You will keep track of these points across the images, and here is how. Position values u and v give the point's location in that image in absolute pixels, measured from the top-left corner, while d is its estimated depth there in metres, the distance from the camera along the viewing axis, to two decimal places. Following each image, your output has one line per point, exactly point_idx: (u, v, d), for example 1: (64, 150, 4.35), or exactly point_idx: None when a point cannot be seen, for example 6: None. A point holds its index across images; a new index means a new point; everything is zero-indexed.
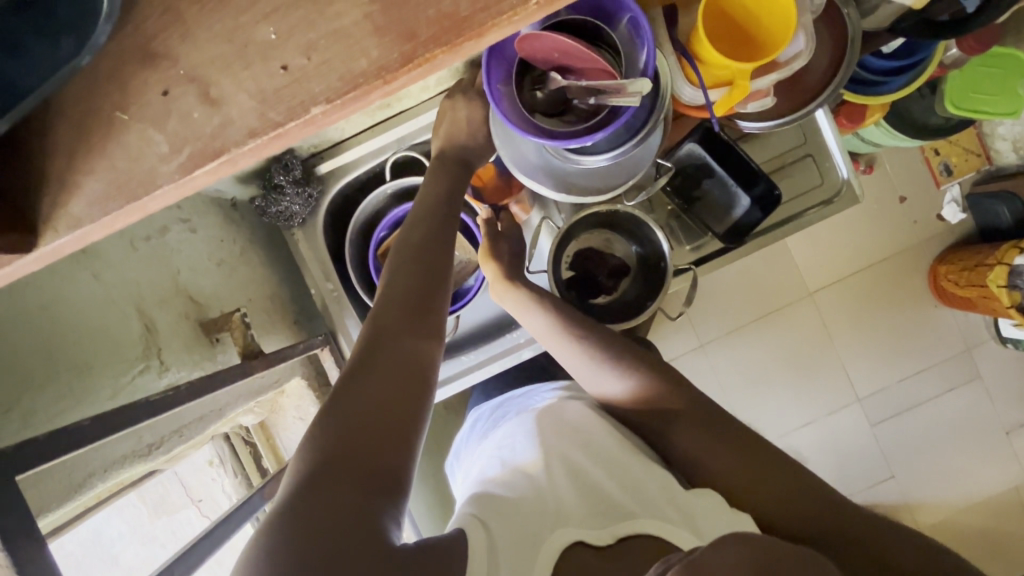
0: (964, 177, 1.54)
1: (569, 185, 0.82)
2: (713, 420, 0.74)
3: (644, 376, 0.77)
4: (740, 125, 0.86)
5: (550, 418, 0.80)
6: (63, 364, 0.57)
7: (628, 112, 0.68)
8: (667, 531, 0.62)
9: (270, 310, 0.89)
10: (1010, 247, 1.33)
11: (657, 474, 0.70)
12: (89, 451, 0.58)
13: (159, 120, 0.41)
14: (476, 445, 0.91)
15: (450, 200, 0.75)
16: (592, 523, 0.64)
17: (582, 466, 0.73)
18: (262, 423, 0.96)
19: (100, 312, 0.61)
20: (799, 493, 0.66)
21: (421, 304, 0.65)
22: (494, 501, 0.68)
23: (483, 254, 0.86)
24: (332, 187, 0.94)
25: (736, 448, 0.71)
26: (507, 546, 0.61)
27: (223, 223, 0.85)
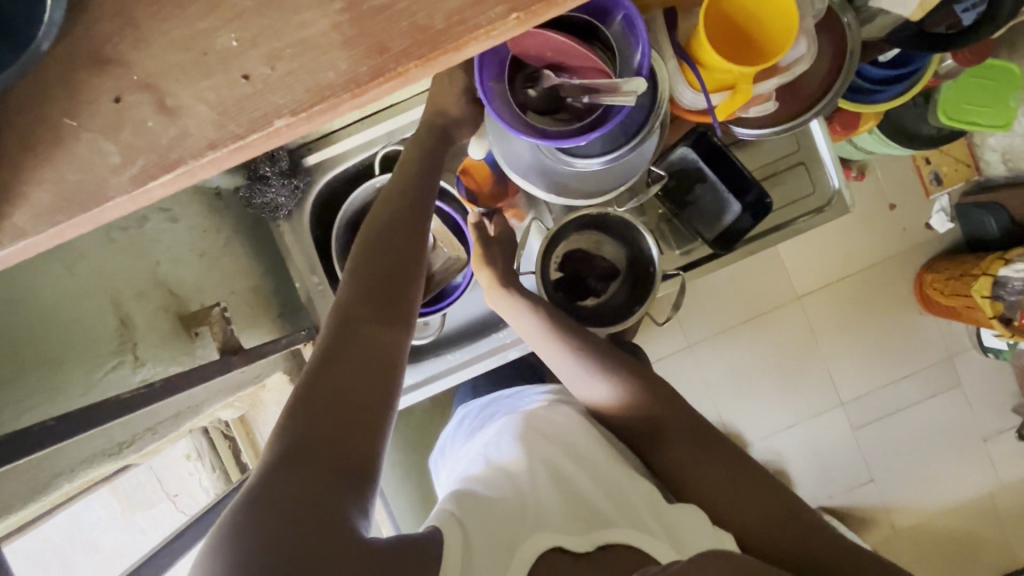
0: (954, 187, 1.57)
1: (561, 186, 0.82)
2: (699, 438, 0.74)
3: (628, 383, 0.77)
4: (735, 131, 0.85)
5: (537, 420, 0.80)
6: (31, 361, 0.55)
7: (623, 110, 0.68)
8: (646, 540, 0.62)
9: (253, 304, 0.88)
10: (996, 259, 1.36)
11: (641, 486, 0.71)
12: (57, 450, 0.57)
13: (111, 131, 0.40)
14: (462, 446, 0.90)
15: (428, 181, 0.71)
16: (572, 529, 0.63)
17: (568, 469, 0.72)
18: (242, 418, 0.92)
19: (78, 307, 0.60)
20: (786, 526, 0.67)
21: (394, 292, 0.63)
22: (472, 497, 0.66)
23: (476, 252, 0.86)
24: (319, 178, 0.93)
25: (719, 464, 0.72)
26: (481, 544, 0.59)
27: (205, 214, 0.83)
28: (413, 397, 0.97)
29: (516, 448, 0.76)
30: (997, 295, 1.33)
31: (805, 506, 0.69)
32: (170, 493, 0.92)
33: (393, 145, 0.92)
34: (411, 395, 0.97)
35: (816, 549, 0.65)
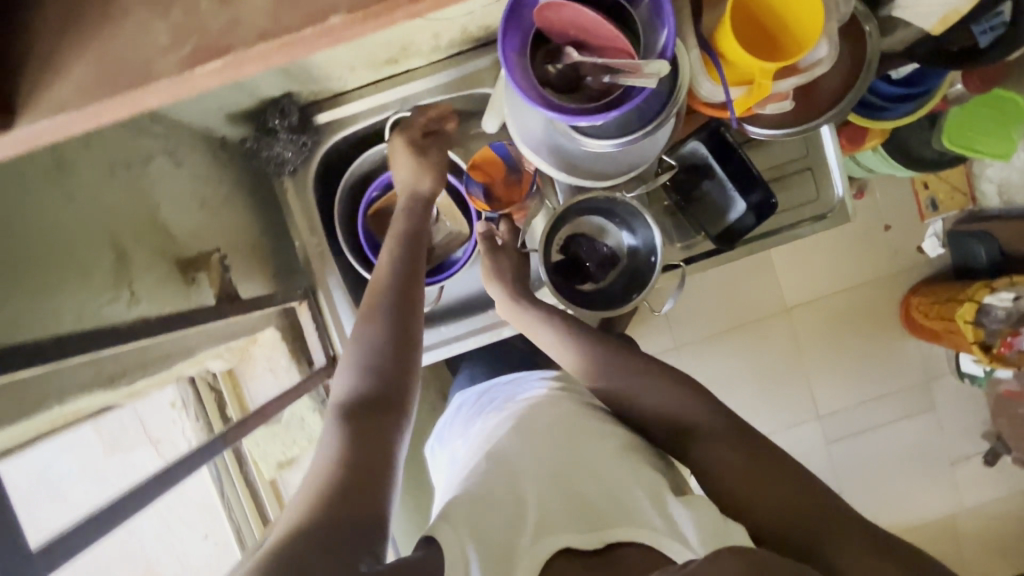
0: (949, 214, 1.60)
1: (571, 165, 0.83)
2: (707, 423, 0.72)
3: (639, 379, 0.77)
4: (747, 130, 0.85)
5: (542, 412, 0.78)
6: (26, 272, 0.51)
7: (641, 95, 0.67)
8: (660, 540, 0.60)
9: (251, 258, 0.87)
10: (981, 286, 1.40)
11: (644, 478, 0.68)
12: (53, 373, 0.56)
13: (163, 8, 0.39)
14: (458, 435, 0.89)
15: (415, 248, 0.76)
16: (580, 526, 0.62)
17: (572, 463, 0.70)
18: (230, 371, 0.91)
19: (82, 235, 0.57)
20: (813, 515, 0.62)
21: (396, 353, 0.66)
22: (473, 493, 0.65)
23: (484, 259, 0.90)
24: (327, 139, 0.91)
25: (735, 451, 0.68)
26: (487, 543, 0.59)
27: (208, 161, 0.82)
28: None
29: (520, 440, 0.73)
30: (981, 321, 1.38)
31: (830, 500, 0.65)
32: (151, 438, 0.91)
33: (406, 111, 0.91)
34: None
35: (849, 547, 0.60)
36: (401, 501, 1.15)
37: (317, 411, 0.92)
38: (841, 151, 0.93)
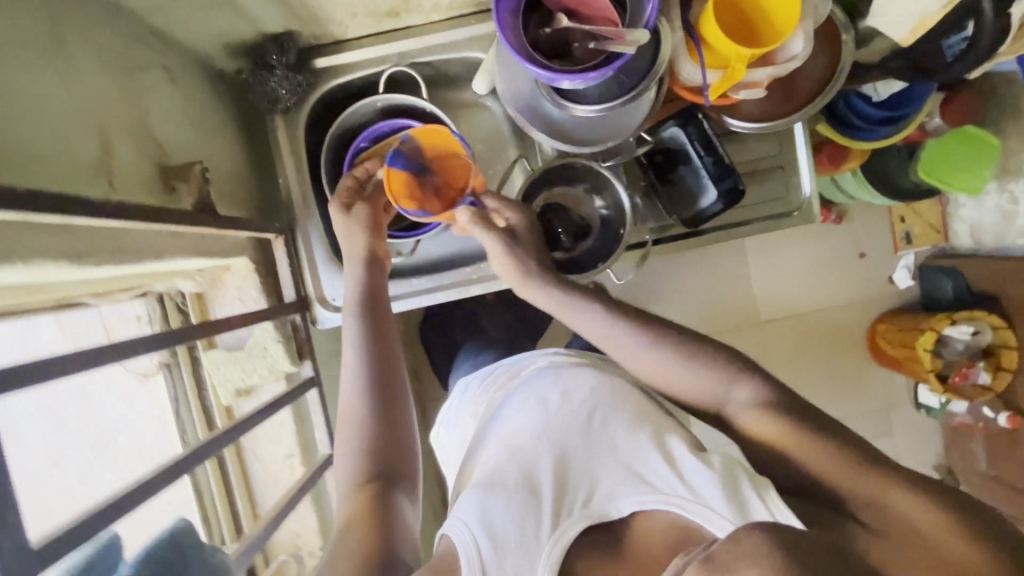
0: (922, 248, 1.68)
1: (556, 130, 0.86)
2: (752, 397, 0.69)
3: (698, 366, 0.72)
4: (727, 124, 0.89)
5: (548, 381, 0.79)
6: (14, 122, 0.51)
7: (617, 63, 0.71)
8: (685, 508, 0.63)
9: (235, 189, 0.88)
10: (944, 318, 1.45)
11: (660, 446, 0.70)
12: (33, 234, 0.54)
13: None
14: (472, 409, 0.90)
15: (383, 320, 0.81)
16: (598, 505, 0.67)
17: (583, 440, 0.72)
18: (201, 295, 0.90)
19: (71, 118, 0.57)
20: (843, 470, 0.60)
21: (389, 431, 0.74)
22: (483, 489, 0.68)
23: (498, 251, 0.81)
24: (323, 83, 0.94)
25: (767, 415, 0.66)
26: (506, 542, 0.63)
27: (202, 86, 0.84)
28: None
29: (527, 422, 0.76)
30: (938, 351, 1.46)
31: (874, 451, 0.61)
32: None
33: (403, 66, 0.94)
34: None
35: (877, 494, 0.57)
36: None
37: (282, 341, 0.88)
38: (811, 152, 0.97)
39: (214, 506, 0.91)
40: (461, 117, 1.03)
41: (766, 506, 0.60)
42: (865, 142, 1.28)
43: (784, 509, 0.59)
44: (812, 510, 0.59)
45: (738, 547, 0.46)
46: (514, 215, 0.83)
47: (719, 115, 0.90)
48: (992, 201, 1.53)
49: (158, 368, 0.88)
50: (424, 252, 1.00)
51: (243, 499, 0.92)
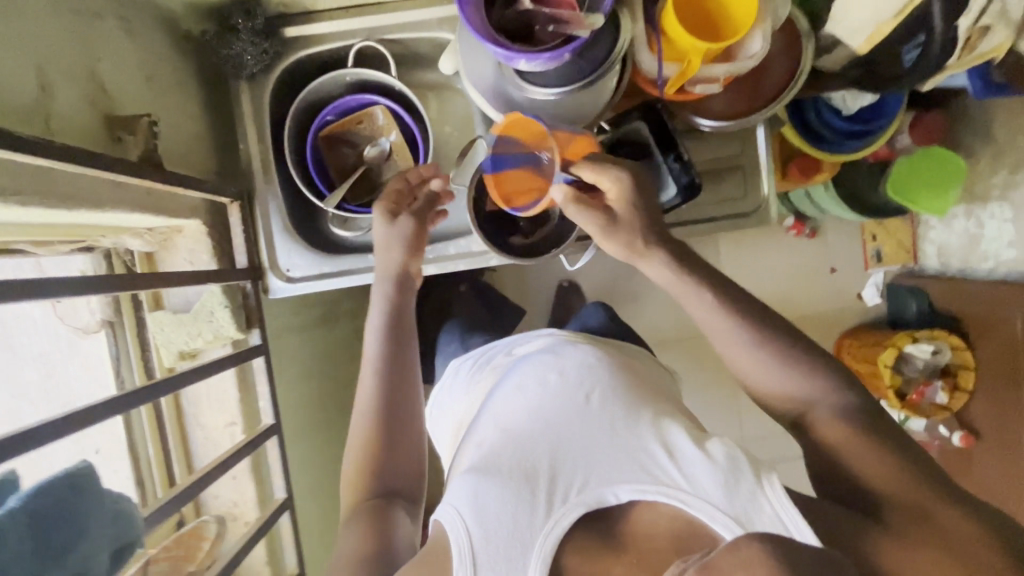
0: (891, 267, 1.80)
1: (518, 114, 0.86)
2: (843, 409, 0.67)
3: (793, 377, 0.69)
4: (699, 122, 0.92)
5: (542, 367, 0.80)
6: None
7: (570, 47, 0.73)
8: (686, 501, 0.62)
9: (192, 150, 0.88)
10: (905, 336, 1.56)
11: (659, 432, 0.69)
12: None
13: None
14: (477, 392, 0.92)
15: (403, 339, 0.86)
16: (595, 490, 0.66)
17: (582, 427, 0.71)
18: (149, 256, 0.89)
19: (8, 54, 0.57)
20: (904, 488, 0.60)
21: (398, 437, 0.81)
22: (479, 474, 0.69)
23: (598, 235, 0.74)
24: (292, 53, 0.94)
25: (845, 427, 0.65)
26: (496, 527, 0.64)
27: (162, 43, 0.83)
28: (327, 286, 0.97)
29: (524, 409, 0.75)
30: (899, 368, 1.56)
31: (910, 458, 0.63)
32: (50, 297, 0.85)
33: (372, 41, 0.95)
34: (326, 284, 0.97)
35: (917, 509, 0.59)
36: (307, 431, 1.19)
37: (230, 308, 0.87)
38: (772, 154, 0.99)
39: (149, 469, 0.90)
40: (429, 98, 1.03)
41: (770, 504, 0.60)
42: (835, 155, 1.30)
43: (787, 507, 0.59)
44: (840, 513, 0.61)
45: (737, 552, 0.44)
46: (615, 184, 0.73)
47: (693, 117, 0.92)
48: (959, 225, 1.61)
49: (99, 325, 0.87)
50: None
51: (181, 465, 0.91)
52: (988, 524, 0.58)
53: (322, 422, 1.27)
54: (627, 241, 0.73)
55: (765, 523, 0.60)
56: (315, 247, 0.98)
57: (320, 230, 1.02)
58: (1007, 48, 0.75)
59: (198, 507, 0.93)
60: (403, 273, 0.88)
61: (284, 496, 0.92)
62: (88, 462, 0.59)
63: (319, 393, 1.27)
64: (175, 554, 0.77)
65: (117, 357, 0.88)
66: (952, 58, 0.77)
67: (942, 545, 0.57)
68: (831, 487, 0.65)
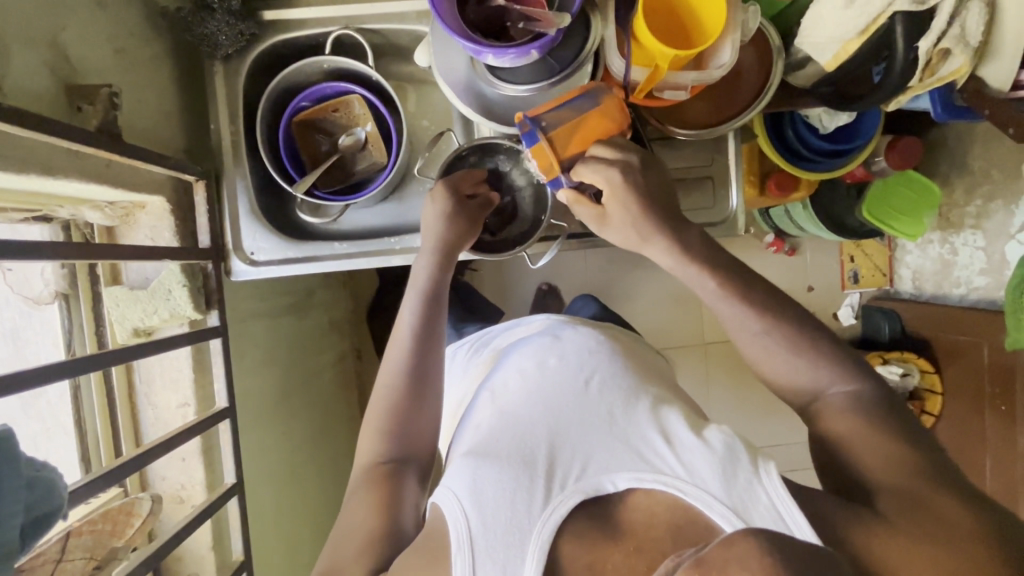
0: (867, 288, 1.83)
1: (489, 110, 0.87)
2: (852, 396, 0.68)
3: (784, 368, 0.72)
4: (675, 134, 0.91)
5: (540, 352, 0.85)
6: None
7: (538, 45, 0.75)
8: (684, 489, 0.61)
9: (161, 127, 0.87)
10: (877, 357, 1.64)
11: (654, 423, 0.70)
12: None
13: None
14: (474, 381, 0.94)
15: (435, 313, 0.85)
16: (597, 473, 0.66)
17: (581, 411, 0.74)
18: (109, 230, 0.88)
19: None
20: (908, 476, 0.60)
21: (411, 417, 0.80)
22: (477, 458, 0.69)
23: (597, 228, 0.78)
24: (269, 37, 0.94)
25: (854, 418, 0.65)
26: (494, 510, 0.63)
27: (135, 18, 0.83)
28: (290, 271, 0.97)
29: (524, 395, 0.78)
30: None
31: (893, 457, 0.61)
32: (2, 266, 0.84)
33: (349, 30, 0.95)
34: (289, 269, 0.97)
35: (902, 495, 0.58)
36: (268, 417, 1.18)
37: (188, 286, 0.87)
38: (742, 165, 1.00)
39: (96, 446, 0.88)
40: (408, 91, 1.04)
41: (767, 493, 0.59)
42: (810, 172, 1.31)
43: (783, 496, 0.58)
44: (833, 499, 0.60)
45: (732, 549, 0.43)
46: (607, 184, 0.72)
47: (665, 126, 0.91)
48: (934, 250, 1.64)
49: (52, 297, 0.85)
50: (352, 221, 1.02)
51: (129, 444, 0.90)
52: (973, 511, 0.57)
53: (284, 411, 1.26)
54: (622, 234, 0.76)
55: (762, 514, 0.58)
56: (282, 232, 0.98)
57: (288, 216, 1.02)
58: (967, 70, 0.75)
59: (145, 485, 0.92)
60: (450, 245, 0.87)
61: (233, 481, 0.91)
62: (8, 425, 0.56)
63: (284, 381, 1.26)
64: (101, 527, 0.77)
65: (68, 331, 0.86)
66: (914, 79, 0.77)
67: (931, 533, 0.56)
68: (829, 479, 0.65)
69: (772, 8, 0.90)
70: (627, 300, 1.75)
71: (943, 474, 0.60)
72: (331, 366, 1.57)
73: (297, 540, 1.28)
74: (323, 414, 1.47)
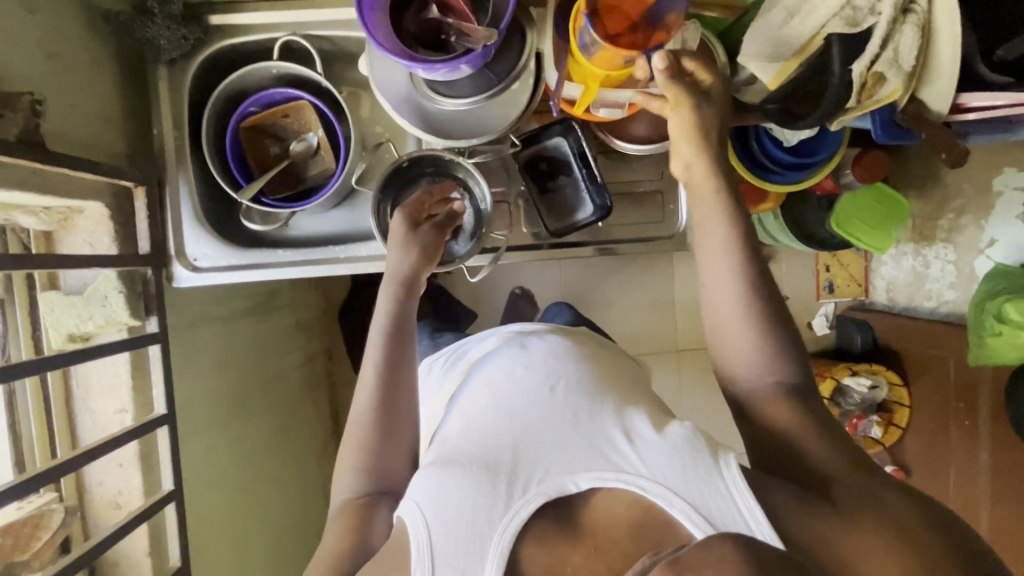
0: (842, 298, 1.80)
1: (430, 123, 0.87)
2: (778, 385, 0.69)
3: (748, 358, 0.70)
4: (617, 144, 0.92)
5: (509, 362, 0.82)
6: None
7: (467, 59, 0.73)
8: (645, 487, 0.61)
9: (99, 131, 0.87)
10: (846, 368, 1.57)
11: (619, 425, 0.68)
12: None
13: None
14: (444, 389, 0.93)
15: (404, 336, 0.80)
16: (560, 474, 0.64)
17: (546, 418, 0.71)
18: (47, 235, 0.88)
19: None
20: (859, 479, 0.62)
21: (377, 441, 0.76)
22: (441, 466, 0.68)
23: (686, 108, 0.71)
24: (215, 41, 0.93)
25: (797, 416, 0.67)
26: (454, 518, 0.61)
27: (73, 23, 0.82)
28: (232, 279, 0.96)
29: (490, 405, 0.76)
30: (837, 400, 1.57)
31: (838, 454, 0.64)
32: None
33: (297, 36, 0.94)
34: (230, 276, 0.96)
35: (853, 491, 0.61)
36: (218, 420, 1.18)
37: (124, 293, 0.86)
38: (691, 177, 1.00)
39: (32, 451, 0.88)
40: (362, 98, 1.02)
41: (726, 483, 0.59)
42: (774, 184, 1.30)
43: (741, 489, 0.58)
44: (792, 493, 0.60)
45: (708, 550, 0.44)
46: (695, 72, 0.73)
47: (611, 138, 0.93)
48: (907, 262, 1.63)
49: None
50: (299, 227, 1.01)
51: (66, 448, 0.90)
52: (915, 505, 0.60)
53: (239, 412, 1.26)
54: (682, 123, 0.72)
55: (725, 511, 0.58)
56: (225, 239, 0.98)
57: (236, 221, 1.02)
58: (902, 95, 0.74)
59: (81, 490, 0.92)
60: (411, 275, 0.81)
61: (171, 488, 0.91)
62: None
63: (237, 383, 1.25)
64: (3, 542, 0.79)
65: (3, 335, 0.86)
66: (851, 100, 0.75)
67: (886, 530, 0.57)
68: (782, 469, 0.65)
69: (721, 24, 0.89)
70: (599, 307, 1.74)
71: (881, 478, 0.63)
72: (297, 366, 1.56)
73: (251, 544, 1.27)
74: (286, 415, 1.47)
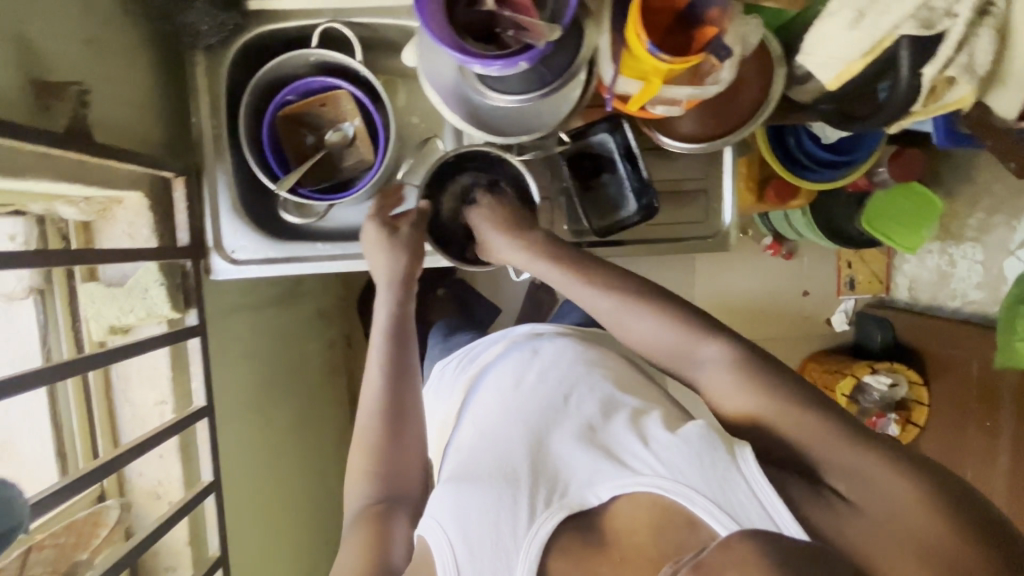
0: (862, 295, 1.76)
1: (478, 117, 0.85)
2: (719, 354, 0.67)
3: (660, 355, 0.72)
4: (662, 140, 0.90)
5: (518, 366, 0.83)
6: None
7: (527, 56, 0.71)
8: (665, 488, 0.58)
9: (138, 119, 0.85)
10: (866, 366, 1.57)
11: (637, 428, 0.66)
12: None
13: None
14: (455, 392, 0.92)
15: (405, 338, 0.83)
16: (580, 487, 0.63)
17: (562, 429, 0.71)
18: (85, 225, 0.86)
19: None
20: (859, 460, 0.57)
21: (387, 448, 0.76)
22: (457, 481, 0.67)
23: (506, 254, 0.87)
24: (254, 26, 0.90)
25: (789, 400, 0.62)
26: (478, 537, 0.60)
27: (113, 8, 0.80)
28: (270, 272, 0.95)
29: (502, 415, 0.76)
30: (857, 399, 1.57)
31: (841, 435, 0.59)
32: None
33: (337, 23, 0.92)
34: (269, 269, 0.95)
35: (853, 476, 0.57)
36: (246, 408, 1.18)
37: (166, 285, 0.86)
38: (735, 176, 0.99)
39: (73, 441, 0.89)
40: (399, 87, 1.00)
41: (745, 478, 0.56)
42: (813, 182, 1.27)
43: (761, 482, 0.55)
44: (806, 486, 0.57)
45: (729, 552, 0.45)
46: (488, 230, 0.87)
47: (656, 132, 0.91)
48: (932, 260, 1.61)
49: (27, 292, 0.85)
50: (335, 219, 0.99)
51: (106, 439, 0.90)
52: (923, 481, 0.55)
53: (265, 399, 1.26)
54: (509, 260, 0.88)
55: (751, 511, 0.55)
56: (262, 230, 0.96)
57: (272, 212, 0.99)
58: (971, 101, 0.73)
59: (121, 479, 0.92)
60: (404, 274, 0.86)
61: (210, 479, 0.91)
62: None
63: (263, 372, 1.25)
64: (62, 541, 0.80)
65: (43, 326, 0.86)
66: (917, 103, 0.75)
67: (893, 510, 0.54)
68: (778, 460, 0.61)
69: (777, 19, 0.87)
70: None
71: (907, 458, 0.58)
72: (318, 353, 1.55)
73: (277, 529, 1.29)
74: (307, 402, 1.47)
